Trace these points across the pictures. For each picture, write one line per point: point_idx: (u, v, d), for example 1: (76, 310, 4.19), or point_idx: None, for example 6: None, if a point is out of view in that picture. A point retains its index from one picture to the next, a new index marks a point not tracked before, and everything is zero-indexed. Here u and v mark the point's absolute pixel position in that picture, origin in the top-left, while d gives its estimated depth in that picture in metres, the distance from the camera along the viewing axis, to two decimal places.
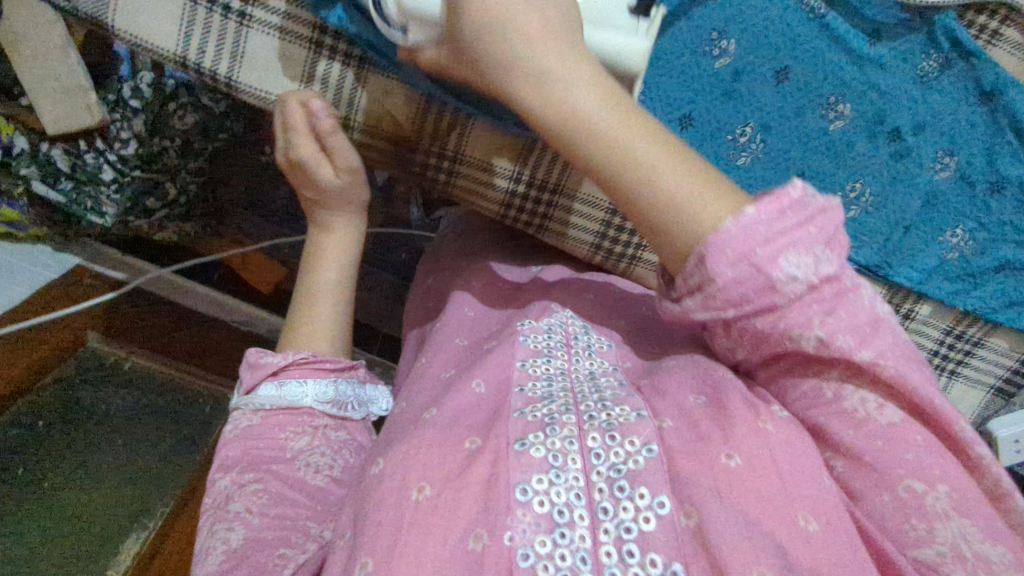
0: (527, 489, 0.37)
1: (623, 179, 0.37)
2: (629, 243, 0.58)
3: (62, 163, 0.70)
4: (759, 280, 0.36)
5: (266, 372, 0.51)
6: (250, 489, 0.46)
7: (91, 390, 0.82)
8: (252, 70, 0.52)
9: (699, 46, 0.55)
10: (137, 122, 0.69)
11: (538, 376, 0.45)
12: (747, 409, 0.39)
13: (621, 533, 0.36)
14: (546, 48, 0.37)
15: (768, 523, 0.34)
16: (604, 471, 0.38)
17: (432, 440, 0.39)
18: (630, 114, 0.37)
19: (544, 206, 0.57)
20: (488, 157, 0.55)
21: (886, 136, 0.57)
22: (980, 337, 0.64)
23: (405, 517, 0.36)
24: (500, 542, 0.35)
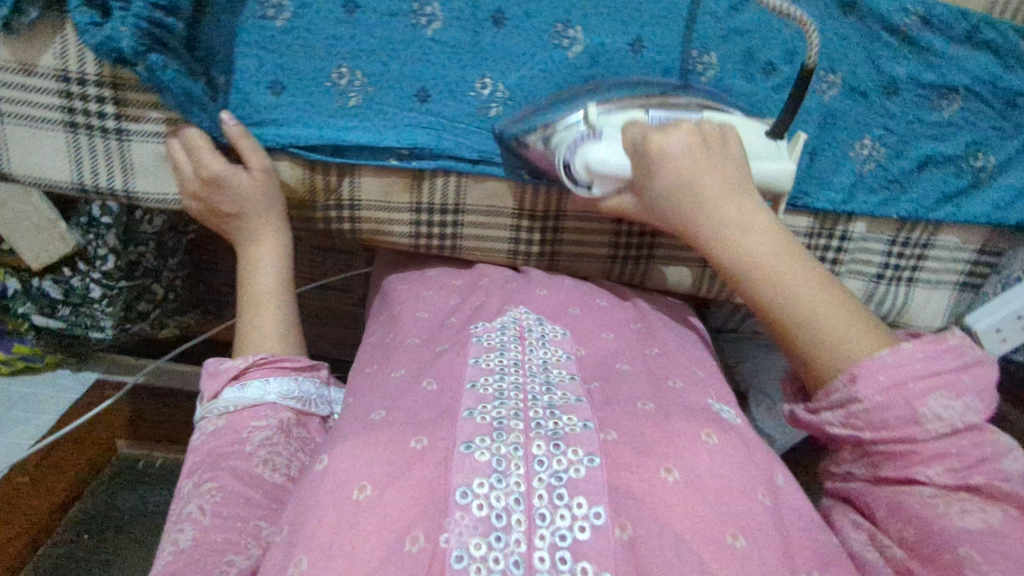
0: (468, 493, 0.35)
1: (768, 278, 0.43)
2: (540, 239, 0.63)
3: (54, 292, 0.71)
4: (904, 410, 0.39)
5: (225, 378, 0.51)
6: (206, 490, 0.45)
7: (132, 498, 0.77)
8: (142, 176, 0.58)
9: (547, 41, 0.59)
10: (109, 237, 0.68)
11: (491, 371, 0.43)
12: (690, 424, 0.40)
13: (556, 540, 0.34)
14: (728, 199, 0.45)
15: (698, 542, 0.34)
16: (545, 478, 0.36)
17: (378, 441, 0.38)
18: (799, 260, 0.44)
19: (450, 228, 0.61)
20: (385, 197, 0.60)
21: (760, 70, 0.61)
22: (928, 237, 0.65)
23: (346, 514, 0.34)
24: (435, 544, 0.33)
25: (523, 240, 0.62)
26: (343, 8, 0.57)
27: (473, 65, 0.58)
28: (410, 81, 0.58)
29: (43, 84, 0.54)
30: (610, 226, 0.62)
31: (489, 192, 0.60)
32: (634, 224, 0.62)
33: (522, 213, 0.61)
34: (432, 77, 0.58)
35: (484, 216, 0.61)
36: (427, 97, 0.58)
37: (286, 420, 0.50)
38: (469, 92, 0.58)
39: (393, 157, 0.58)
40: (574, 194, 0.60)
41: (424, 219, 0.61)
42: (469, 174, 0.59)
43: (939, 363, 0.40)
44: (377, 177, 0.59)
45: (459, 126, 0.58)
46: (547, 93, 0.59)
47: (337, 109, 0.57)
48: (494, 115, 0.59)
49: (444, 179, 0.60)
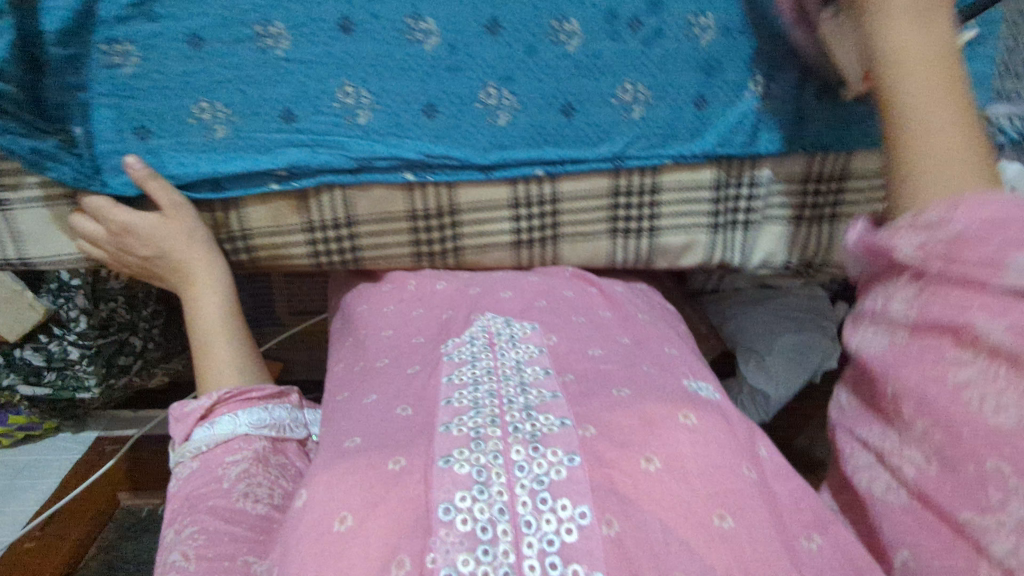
0: (450, 509, 0.34)
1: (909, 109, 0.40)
2: (441, 237, 0.59)
3: (37, 360, 0.73)
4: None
5: (193, 419, 0.51)
6: (189, 536, 0.44)
7: (133, 546, 0.77)
8: (33, 243, 0.58)
9: (399, 37, 0.52)
10: (79, 297, 0.70)
11: (464, 385, 0.42)
12: (667, 409, 0.40)
13: (544, 546, 0.34)
14: (912, 27, 0.41)
15: (684, 530, 0.34)
16: (527, 483, 0.36)
17: (356, 467, 0.38)
18: (963, 98, 0.40)
19: (346, 240, 0.59)
20: (275, 224, 0.58)
21: (626, 25, 0.53)
22: (843, 166, 0.58)
23: (330, 546, 0.34)
24: (422, 567, 0.32)
25: (423, 241, 0.60)
26: (186, 42, 0.51)
27: (331, 76, 0.53)
28: (271, 103, 0.53)
29: None
30: (504, 213, 0.59)
31: (378, 199, 0.57)
32: (530, 194, 0.58)
33: (415, 214, 0.58)
34: (294, 95, 0.53)
35: (378, 225, 0.59)
36: (294, 116, 0.54)
37: (261, 449, 0.51)
38: (332, 103, 0.53)
39: (271, 181, 0.56)
40: (467, 184, 0.57)
41: (318, 238, 0.59)
42: (352, 185, 0.57)
43: None
44: (262, 205, 0.57)
45: (331, 141, 0.54)
46: (414, 92, 0.54)
47: (208, 143, 0.54)
48: (365, 123, 0.54)
49: (330, 194, 0.57)
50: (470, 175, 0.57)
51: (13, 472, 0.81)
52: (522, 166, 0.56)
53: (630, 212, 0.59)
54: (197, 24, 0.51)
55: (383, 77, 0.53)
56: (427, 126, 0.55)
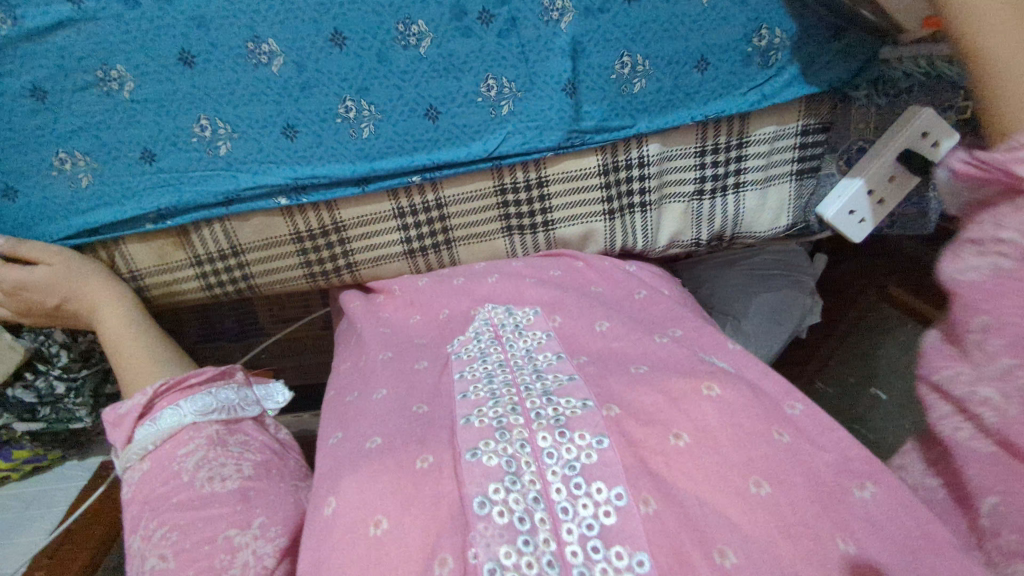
0: (485, 502, 0.34)
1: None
2: (332, 254, 0.59)
3: (28, 397, 0.65)
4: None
5: (132, 418, 0.49)
6: (166, 537, 0.41)
7: None
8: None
9: (243, 61, 0.51)
10: (57, 332, 0.65)
11: (478, 378, 0.42)
12: (688, 382, 0.40)
13: (584, 531, 0.34)
14: None
15: (721, 499, 0.34)
16: (558, 470, 0.36)
17: (381, 467, 0.37)
18: None
19: (237, 270, 0.59)
20: (161, 261, 0.58)
21: (476, 19, 0.52)
22: (740, 138, 0.58)
23: (364, 548, 0.33)
24: (465, 561, 0.32)
25: (314, 262, 0.60)
26: (31, 96, 0.51)
27: (184, 111, 0.52)
28: (129, 144, 0.53)
29: None
30: (393, 223, 0.59)
31: (261, 227, 0.57)
32: (414, 202, 0.58)
33: (301, 237, 0.58)
34: (150, 135, 0.53)
35: (265, 250, 0.58)
36: (154, 155, 0.54)
37: (215, 433, 0.49)
38: (190, 139, 0.53)
39: (147, 220, 0.56)
40: (346, 201, 0.57)
41: (208, 269, 0.59)
42: (230, 216, 0.56)
43: None
44: (144, 243, 0.57)
45: (194, 175, 0.54)
46: (271, 115, 0.53)
47: (74, 193, 0.54)
48: (227, 153, 0.54)
49: (209, 227, 0.57)
50: (347, 191, 0.56)
51: (21, 505, 0.69)
52: (399, 175, 0.56)
53: (519, 210, 0.59)
54: (35, 77, 0.50)
55: (235, 106, 0.53)
56: (290, 148, 0.54)
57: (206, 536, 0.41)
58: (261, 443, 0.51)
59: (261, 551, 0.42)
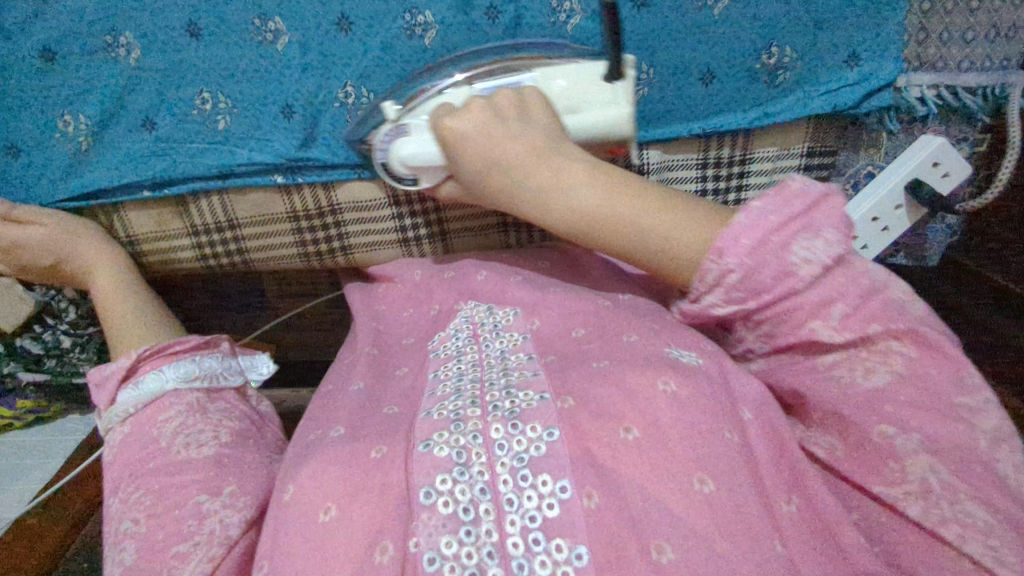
0: (431, 492, 0.35)
1: (544, 204, 0.43)
2: (327, 236, 0.61)
3: (36, 348, 0.69)
4: (779, 267, 0.38)
5: (115, 382, 0.50)
6: (138, 502, 0.43)
7: None
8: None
9: (250, 41, 0.53)
10: (68, 290, 0.67)
11: (448, 378, 0.43)
12: (646, 376, 0.40)
13: (526, 522, 0.34)
14: (533, 164, 0.43)
15: (663, 496, 0.35)
16: (508, 461, 0.37)
17: (337, 453, 0.38)
18: (621, 180, 0.42)
19: (232, 245, 0.61)
20: (159, 228, 0.60)
21: (481, 13, 0.52)
22: (743, 153, 0.59)
23: (316, 533, 0.34)
24: (406, 549, 0.33)
25: (309, 241, 0.61)
26: (40, 57, 0.54)
27: (186, 83, 0.54)
28: (132, 113, 0.55)
29: None
30: (388, 211, 0.59)
31: (257, 202, 0.59)
32: (410, 192, 0.59)
33: (297, 215, 0.60)
34: (152, 104, 0.55)
35: (262, 225, 0.60)
36: (154, 124, 0.56)
37: (194, 400, 0.50)
38: (190, 111, 0.55)
39: (143, 187, 0.58)
40: (343, 183, 0.58)
41: (205, 241, 0.61)
42: (227, 190, 0.58)
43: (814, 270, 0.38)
44: (143, 210, 0.59)
45: (191, 147, 0.56)
46: (271, 98, 0.54)
47: (74, 156, 0.57)
48: (225, 128, 0.55)
49: (207, 198, 0.59)
50: (342, 175, 0.57)
51: (19, 455, 0.70)
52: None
53: None
54: (48, 38, 0.53)
55: (239, 86, 0.54)
56: (287, 129, 0.55)
57: (175, 501, 0.43)
58: (243, 412, 0.52)
59: (226, 519, 0.42)
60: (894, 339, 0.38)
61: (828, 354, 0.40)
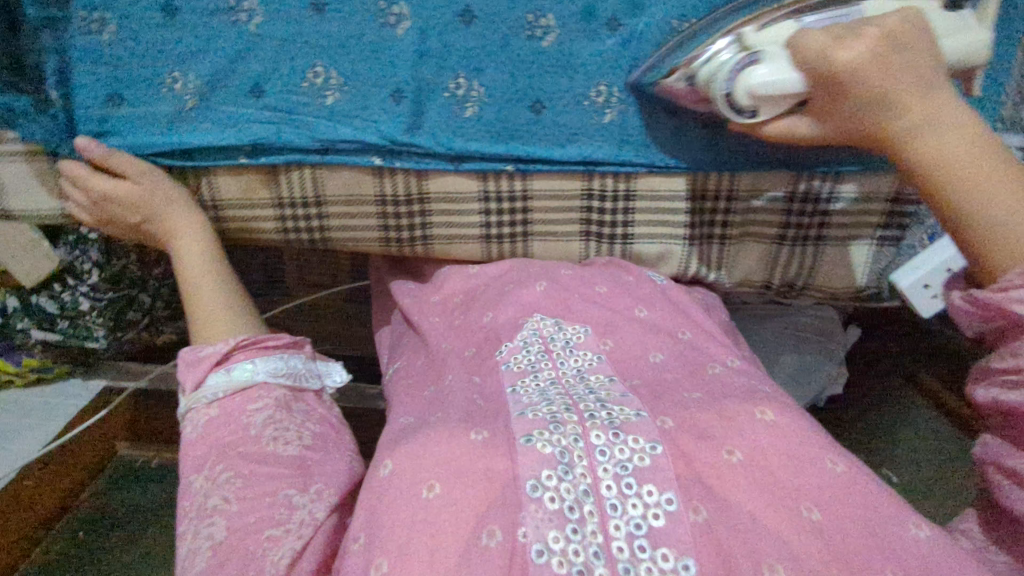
0: (538, 486, 0.34)
1: (909, 146, 0.41)
2: (410, 221, 0.59)
3: (50, 308, 0.67)
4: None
5: (208, 364, 0.49)
6: (226, 480, 0.42)
7: (137, 493, 0.73)
8: (13, 195, 0.58)
9: (373, 22, 0.54)
10: (93, 249, 0.65)
11: (533, 392, 0.42)
12: (742, 407, 0.40)
13: (632, 530, 0.34)
14: (945, 109, 0.40)
15: (777, 524, 0.33)
16: (610, 467, 0.36)
17: (437, 436, 0.37)
18: (983, 150, 0.39)
19: (315, 221, 0.59)
20: (245, 195, 0.58)
21: (603, 24, 0.54)
22: (832, 188, 0.57)
23: (418, 515, 0.33)
24: (514, 539, 0.32)
25: (392, 227, 0.60)
26: (161, 10, 0.53)
27: (303, 56, 0.54)
28: (245, 76, 0.54)
29: None
30: (476, 205, 0.59)
31: (348, 180, 0.58)
32: (500, 188, 0.58)
33: (385, 200, 0.58)
34: (266, 71, 0.54)
35: (348, 207, 0.59)
36: (263, 92, 0.55)
37: (282, 397, 0.49)
38: (301, 82, 0.54)
39: (240, 153, 0.56)
40: (438, 173, 0.57)
41: (289, 214, 0.59)
42: (321, 165, 0.57)
43: None
44: (233, 176, 0.58)
45: (296, 120, 0.55)
46: (385, 79, 0.55)
47: (174, 115, 0.55)
48: (332, 103, 0.55)
49: (301, 172, 0.58)
50: (439, 164, 0.57)
51: (18, 414, 0.70)
52: (493, 160, 0.57)
53: (603, 216, 0.59)
54: None
55: (353, 62, 0.54)
56: (394, 112, 0.55)
57: (267, 490, 0.42)
58: (321, 413, 0.51)
59: (315, 510, 0.42)
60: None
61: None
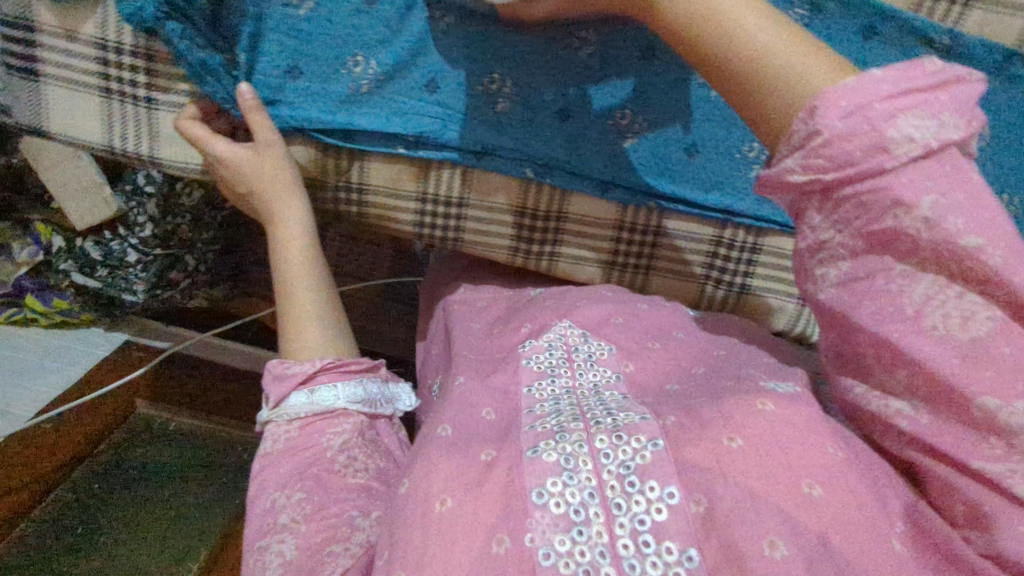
0: (543, 493, 0.36)
1: (716, 23, 0.41)
2: (542, 236, 0.68)
3: (94, 254, 0.80)
4: (870, 136, 0.34)
5: (295, 381, 0.53)
6: (297, 501, 0.47)
7: (142, 451, 0.85)
8: (165, 144, 0.66)
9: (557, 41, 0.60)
10: (150, 206, 0.76)
11: (544, 399, 0.44)
12: (742, 399, 0.39)
13: (636, 526, 0.35)
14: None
15: (770, 489, 0.35)
16: (614, 469, 0.38)
17: (448, 452, 0.39)
18: (796, 36, 0.40)
19: (453, 220, 0.67)
20: (393, 184, 0.65)
21: None
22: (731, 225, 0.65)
23: (432, 524, 0.36)
24: (521, 545, 0.34)
25: (524, 237, 0.68)
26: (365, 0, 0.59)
27: (481, 62, 0.60)
28: (422, 71, 0.61)
29: (84, 50, 0.63)
30: (610, 232, 0.67)
31: (493, 188, 0.65)
32: (637, 220, 0.66)
33: (523, 212, 0.66)
34: (438, 70, 0.61)
35: (487, 213, 0.67)
36: (435, 86, 0.61)
37: (360, 424, 0.53)
38: (474, 86, 0.61)
39: (400, 146, 0.63)
40: (579, 196, 0.65)
41: (429, 209, 0.67)
42: (474, 168, 0.64)
43: (915, 81, 0.35)
44: (386, 164, 0.64)
45: (467, 117, 0.62)
46: (553, 95, 0.61)
47: (349, 93, 0.61)
48: (501, 112, 0.62)
49: (452, 172, 0.65)
50: (584, 187, 0.64)
51: (40, 355, 0.85)
52: (638, 194, 0.64)
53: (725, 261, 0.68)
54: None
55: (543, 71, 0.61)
56: (559, 128, 0.62)
57: (333, 512, 0.46)
58: (387, 446, 0.55)
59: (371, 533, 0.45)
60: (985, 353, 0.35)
61: (916, 287, 0.34)
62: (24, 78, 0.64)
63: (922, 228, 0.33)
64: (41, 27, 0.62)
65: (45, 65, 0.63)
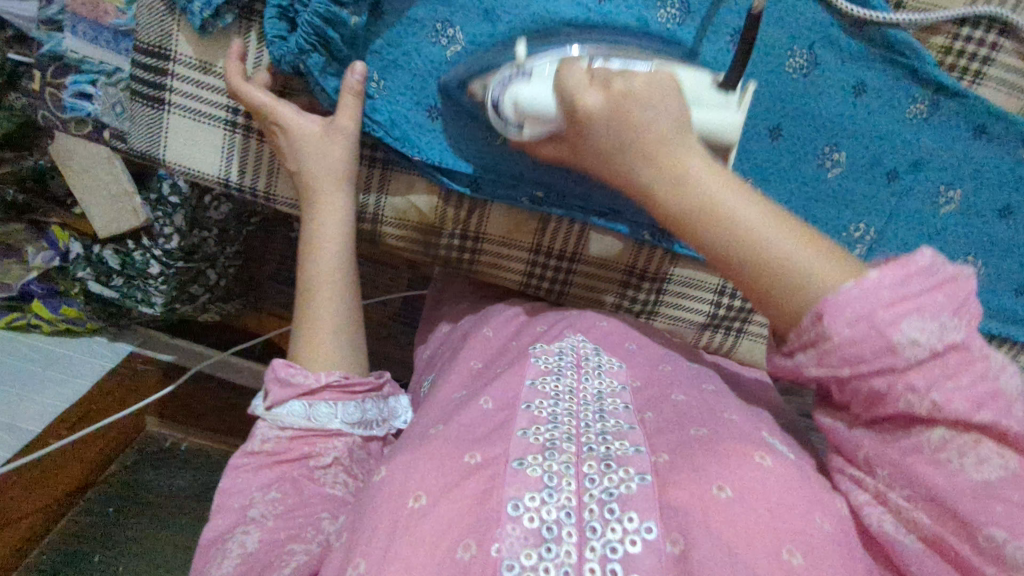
0: (519, 505, 0.35)
1: (708, 228, 0.37)
2: (646, 296, 0.64)
3: (113, 262, 0.77)
4: (876, 339, 0.32)
5: (297, 391, 0.51)
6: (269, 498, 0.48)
7: (153, 475, 0.88)
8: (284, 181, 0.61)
9: None
10: (177, 217, 0.73)
11: (545, 395, 0.43)
12: (742, 446, 0.38)
13: (608, 552, 0.34)
14: (657, 132, 0.39)
15: (752, 555, 0.33)
16: (596, 493, 0.37)
17: (436, 451, 0.39)
18: (736, 182, 0.38)
19: (563, 271, 0.63)
20: (508, 233, 0.61)
21: (884, 176, 0.58)
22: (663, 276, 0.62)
23: (401, 520, 0.35)
24: (487, 553, 0.33)
25: (629, 297, 0.64)
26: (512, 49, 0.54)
27: None
28: None
29: (217, 83, 0.58)
30: (710, 294, 0.63)
31: (609, 250, 0.61)
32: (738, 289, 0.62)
33: (633, 273, 0.62)
34: None
35: (598, 267, 0.62)
36: None
37: (353, 445, 0.53)
38: None
39: (524, 199, 0.58)
40: (687, 262, 0.61)
41: (539, 261, 0.63)
42: (591, 229, 0.60)
43: (911, 285, 0.33)
44: (505, 214, 0.60)
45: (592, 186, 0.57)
46: None
47: (484, 142, 0.57)
48: None
49: (569, 228, 0.60)
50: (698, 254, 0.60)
51: (43, 363, 0.82)
52: None
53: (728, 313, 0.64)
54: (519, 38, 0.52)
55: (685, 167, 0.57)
56: None
57: (302, 513, 0.48)
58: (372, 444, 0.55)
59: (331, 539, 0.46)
60: (1000, 438, 0.32)
61: (932, 431, 0.33)
62: (144, 105, 0.59)
63: (930, 411, 0.32)
64: (173, 56, 0.57)
65: (170, 93, 0.58)
